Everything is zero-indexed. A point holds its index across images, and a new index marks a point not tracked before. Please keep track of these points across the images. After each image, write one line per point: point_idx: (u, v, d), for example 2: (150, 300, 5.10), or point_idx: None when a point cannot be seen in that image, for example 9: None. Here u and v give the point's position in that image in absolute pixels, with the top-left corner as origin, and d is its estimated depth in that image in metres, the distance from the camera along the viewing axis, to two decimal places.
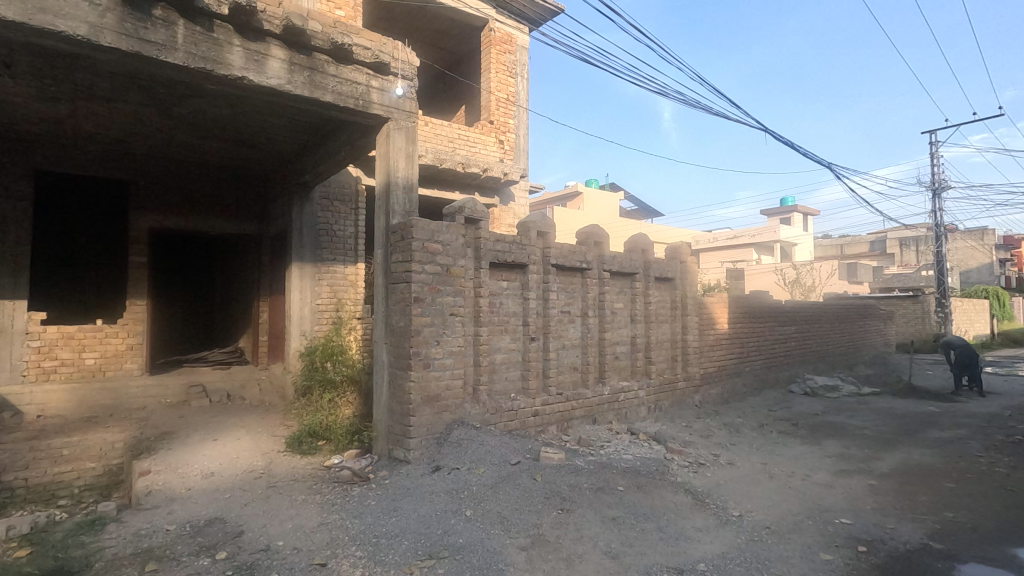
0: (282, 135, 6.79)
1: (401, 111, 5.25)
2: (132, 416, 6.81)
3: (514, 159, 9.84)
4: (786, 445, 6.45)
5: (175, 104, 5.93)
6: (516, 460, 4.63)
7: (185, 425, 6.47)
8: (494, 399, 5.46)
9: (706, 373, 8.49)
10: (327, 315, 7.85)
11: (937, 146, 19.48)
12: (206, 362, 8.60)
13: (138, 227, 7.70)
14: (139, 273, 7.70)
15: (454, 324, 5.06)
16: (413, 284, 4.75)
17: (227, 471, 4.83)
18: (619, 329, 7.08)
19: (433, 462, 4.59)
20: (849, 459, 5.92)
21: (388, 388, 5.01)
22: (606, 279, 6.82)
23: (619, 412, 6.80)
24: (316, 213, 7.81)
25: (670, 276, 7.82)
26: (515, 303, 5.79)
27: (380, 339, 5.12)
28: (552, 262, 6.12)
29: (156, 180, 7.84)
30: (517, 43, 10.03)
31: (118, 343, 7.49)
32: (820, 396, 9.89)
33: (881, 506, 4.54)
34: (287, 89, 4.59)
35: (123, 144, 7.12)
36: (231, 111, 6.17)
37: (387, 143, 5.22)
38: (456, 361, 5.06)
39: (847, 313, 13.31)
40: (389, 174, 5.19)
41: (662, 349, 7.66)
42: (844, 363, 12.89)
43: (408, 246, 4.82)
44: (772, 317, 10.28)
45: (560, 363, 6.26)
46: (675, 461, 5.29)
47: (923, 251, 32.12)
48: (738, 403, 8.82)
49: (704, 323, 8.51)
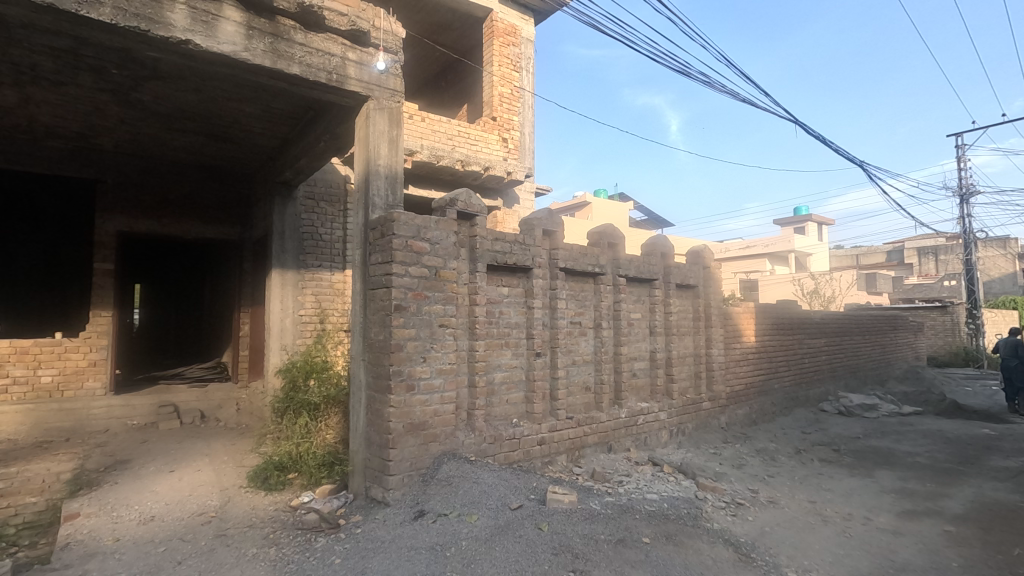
0: (259, 127, 6.12)
1: (384, 89, 4.51)
2: (88, 442, 6.05)
3: (519, 158, 9.08)
4: (832, 477, 5.55)
5: (133, 89, 5.26)
6: (517, 503, 3.79)
7: (144, 454, 5.70)
8: (493, 426, 4.65)
9: (733, 392, 7.62)
10: (311, 327, 7.14)
11: (964, 150, 18.54)
12: (181, 379, 7.92)
13: (104, 230, 6.98)
14: (105, 280, 6.97)
15: (445, 337, 4.27)
16: (393, 290, 3.97)
17: (171, 515, 4.03)
18: (636, 343, 6.23)
19: (417, 506, 3.77)
20: (912, 496, 5.02)
21: (366, 413, 4.22)
22: (621, 286, 6.02)
23: (638, 438, 5.95)
24: (300, 214, 7.13)
25: (692, 283, 7.01)
26: (517, 313, 5.00)
27: (357, 355, 4.35)
28: (560, 266, 5.34)
29: (125, 179, 7.11)
30: (521, 35, 9.38)
31: (78, 359, 6.74)
32: (857, 416, 8.95)
33: (972, 564, 3.64)
34: (244, 58, 3.88)
35: (87, 139, 6.46)
36: (197, 98, 5.50)
37: (367, 126, 4.48)
38: (447, 382, 4.26)
39: (877, 325, 12.39)
40: (369, 161, 4.43)
41: (684, 366, 6.82)
42: (876, 378, 11.94)
43: (389, 244, 4.06)
44: (800, 329, 9.41)
45: (570, 382, 5.44)
46: (708, 501, 4.42)
47: (945, 261, 30.98)
48: (768, 425, 7.94)
49: (730, 336, 7.65)
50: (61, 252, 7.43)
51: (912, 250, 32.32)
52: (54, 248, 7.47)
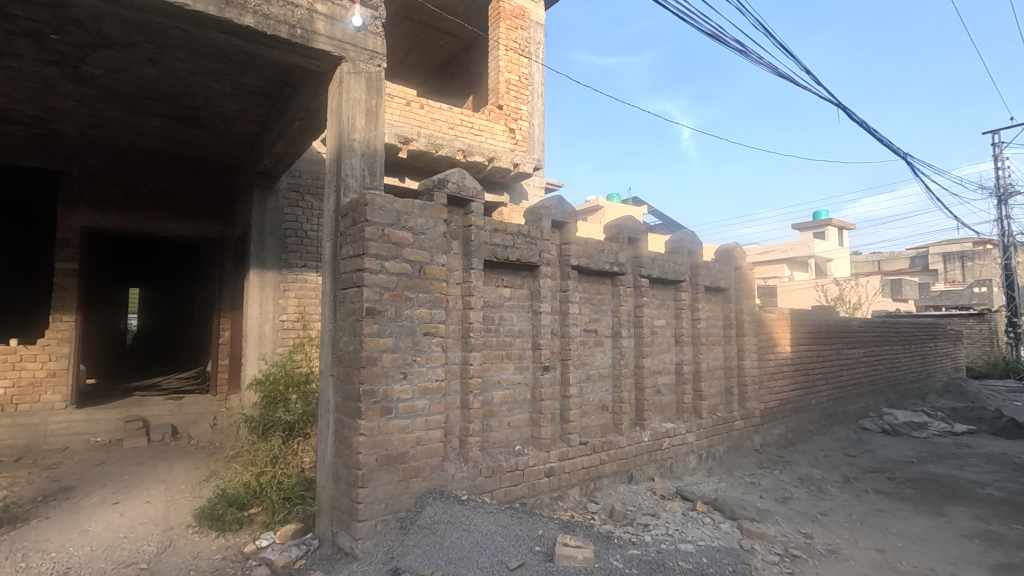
0: (232, 108, 5.42)
1: (361, 49, 3.79)
2: (39, 462, 5.37)
3: (527, 150, 8.31)
4: (896, 515, 4.67)
5: (81, 60, 4.58)
6: (518, 561, 2.98)
7: (96, 478, 4.99)
8: (490, 456, 3.86)
9: (767, 409, 6.74)
10: (293, 333, 6.41)
11: (1002, 148, 17.51)
12: (158, 391, 7.25)
13: (67, 226, 6.31)
14: (67, 282, 6.31)
15: (431, 348, 3.50)
16: (365, 290, 3.20)
17: (93, 566, 3.30)
18: (660, 354, 5.40)
19: (391, 562, 2.97)
20: (1002, 543, 4.11)
21: (334, 441, 3.45)
22: (643, 288, 5.21)
23: (662, 465, 5.12)
24: (283, 208, 6.43)
25: (723, 285, 6.18)
26: (521, 319, 4.21)
27: (326, 369, 3.59)
28: (573, 263, 4.55)
29: (93, 170, 6.44)
30: (530, 18, 8.64)
31: (35, 369, 6.06)
32: (905, 436, 8.01)
33: None
34: (183, 3, 3.21)
35: (47, 124, 5.84)
36: (157, 72, 4.80)
37: (340, 93, 3.75)
38: (433, 404, 3.47)
39: (916, 333, 11.43)
40: (341, 135, 3.68)
41: (714, 380, 5.97)
42: (916, 392, 10.98)
43: (361, 234, 3.30)
44: (838, 338, 8.52)
45: (584, 401, 4.63)
46: (758, 555, 3.57)
47: (973, 268, 29.70)
48: (807, 446, 7.06)
49: (764, 345, 6.79)
50: (37, 250, 6.68)
51: (937, 256, 30.98)
52: (32, 243, 6.74)
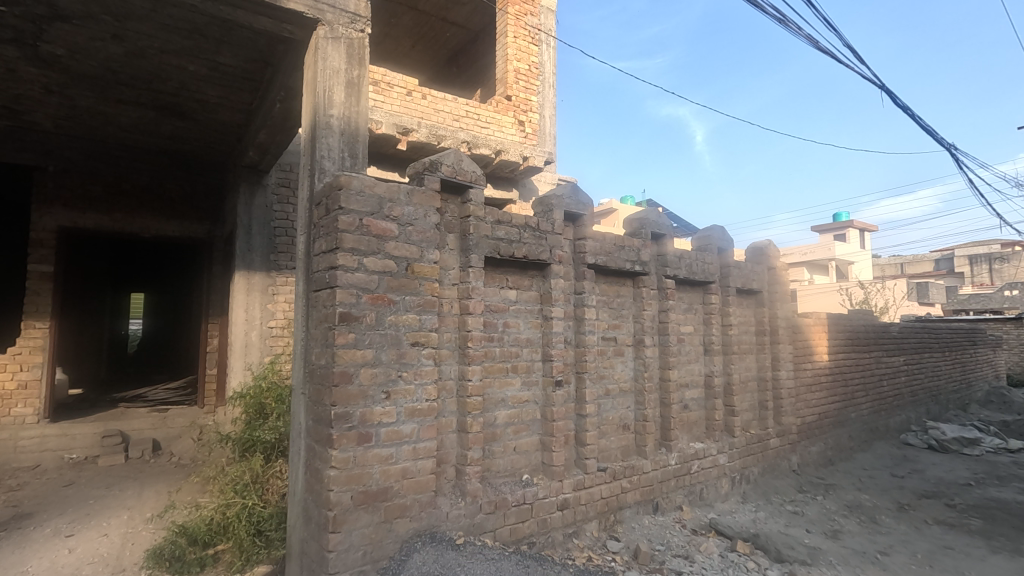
0: (212, 94, 4.94)
1: (339, 11, 3.27)
2: (3, 483, 4.90)
3: (537, 143, 7.75)
4: (971, 555, 3.98)
5: (39, 38, 4.11)
6: None
7: (58, 502, 4.50)
8: (492, 488, 3.28)
9: (804, 426, 6.07)
10: (282, 341, 5.88)
11: None
12: (143, 402, 6.78)
13: (43, 226, 5.88)
14: (41, 286, 5.86)
15: (422, 361, 2.93)
16: (338, 292, 2.65)
17: None
18: (687, 365, 4.80)
19: None
20: None
21: (304, 472, 2.89)
22: (668, 290, 4.61)
23: (691, 492, 4.49)
24: (271, 205, 5.92)
25: (755, 287, 5.55)
26: (529, 326, 3.63)
27: (298, 385, 3.03)
28: (589, 261, 3.97)
29: (70, 166, 6.00)
30: (539, 4, 8.06)
31: (5, 381, 5.61)
32: (954, 453, 7.27)
33: None
34: None
35: (18, 117, 5.41)
36: (125, 52, 4.32)
37: (315, 62, 3.22)
38: (423, 428, 2.90)
39: (955, 340, 10.62)
40: (316, 110, 3.14)
41: (746, 394, 5.32)
42: (958, 403, 10.18)
43: (334, 224, 2.74)
44: (877, 344, 7.82)
45: (602, 420, 4.03)
46: None
47: (1002, 270, 28.51)
48: (848, 465, 6.37)
49: (800, 354, 6.14)
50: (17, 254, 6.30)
51: (964, 258, 29.79)
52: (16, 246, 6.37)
